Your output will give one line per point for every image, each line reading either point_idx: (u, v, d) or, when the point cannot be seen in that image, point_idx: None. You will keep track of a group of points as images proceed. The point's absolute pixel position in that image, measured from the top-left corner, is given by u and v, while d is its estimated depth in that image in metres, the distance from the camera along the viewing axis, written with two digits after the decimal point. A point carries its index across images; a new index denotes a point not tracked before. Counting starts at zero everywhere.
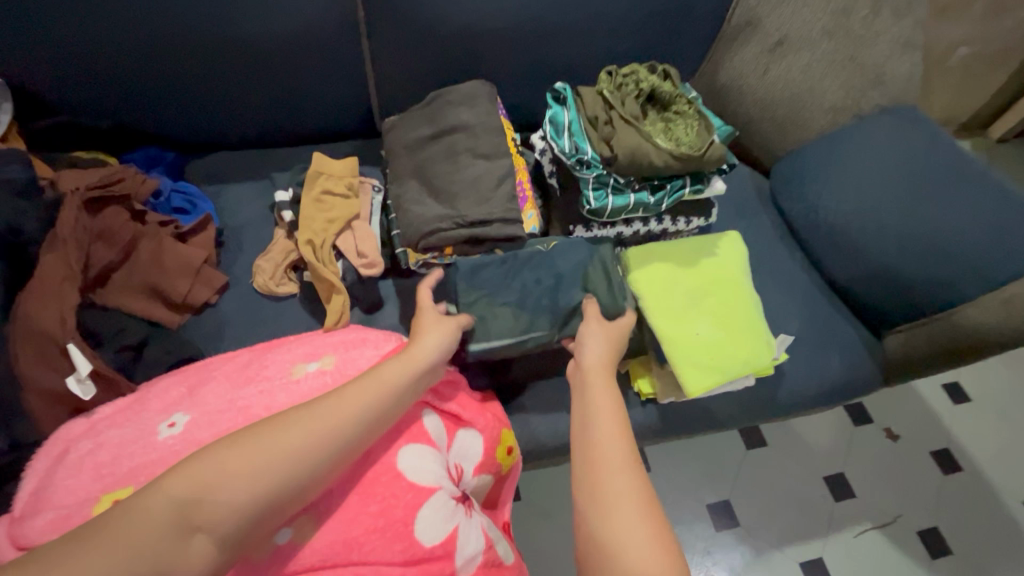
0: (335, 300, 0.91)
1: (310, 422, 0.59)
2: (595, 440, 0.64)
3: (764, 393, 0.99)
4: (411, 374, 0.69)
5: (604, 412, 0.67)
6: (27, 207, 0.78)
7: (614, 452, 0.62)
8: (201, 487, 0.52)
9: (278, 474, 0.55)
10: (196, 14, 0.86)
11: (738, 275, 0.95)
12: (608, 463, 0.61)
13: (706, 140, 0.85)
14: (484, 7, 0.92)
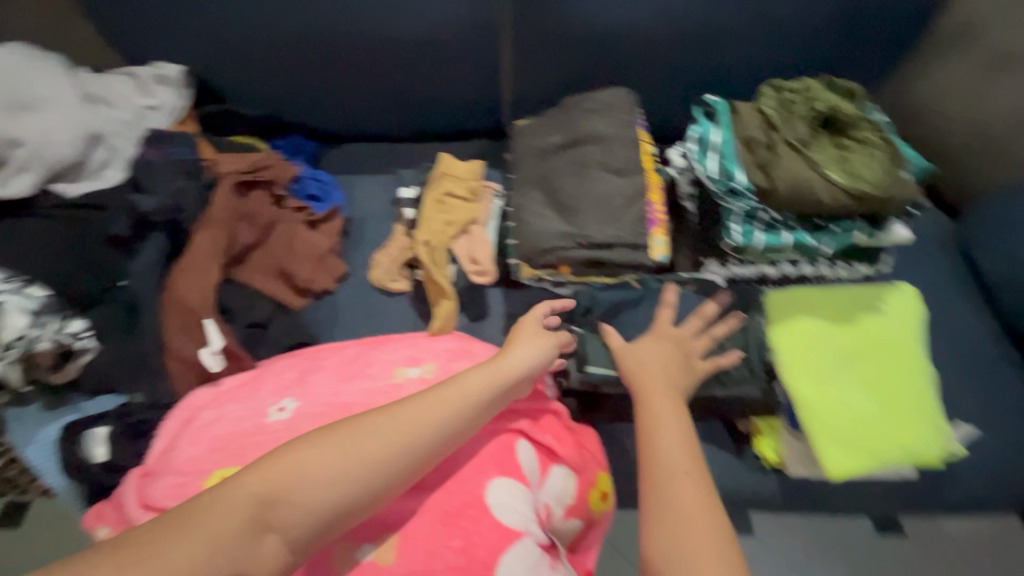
0: (444, 304, 0.90)
1: (392, 427, 0.55)
2: (662, 446, 0.59)
3: (923, 486, 0.81)
4: (495, 387, 0.64)
5: (667, 422, 0.62)
6: (189, 185, 0.85)
7: (689, 485, 0.55)
8: (279, 488, 0.49)
9: (354, 478, 0.52)
10: (350, 14, 0.89)
11: (908, 341, 0.78)
12: (675, 472, 0.56)
13: (894, 177, 0.70)
14: (632, 12, 0.86)
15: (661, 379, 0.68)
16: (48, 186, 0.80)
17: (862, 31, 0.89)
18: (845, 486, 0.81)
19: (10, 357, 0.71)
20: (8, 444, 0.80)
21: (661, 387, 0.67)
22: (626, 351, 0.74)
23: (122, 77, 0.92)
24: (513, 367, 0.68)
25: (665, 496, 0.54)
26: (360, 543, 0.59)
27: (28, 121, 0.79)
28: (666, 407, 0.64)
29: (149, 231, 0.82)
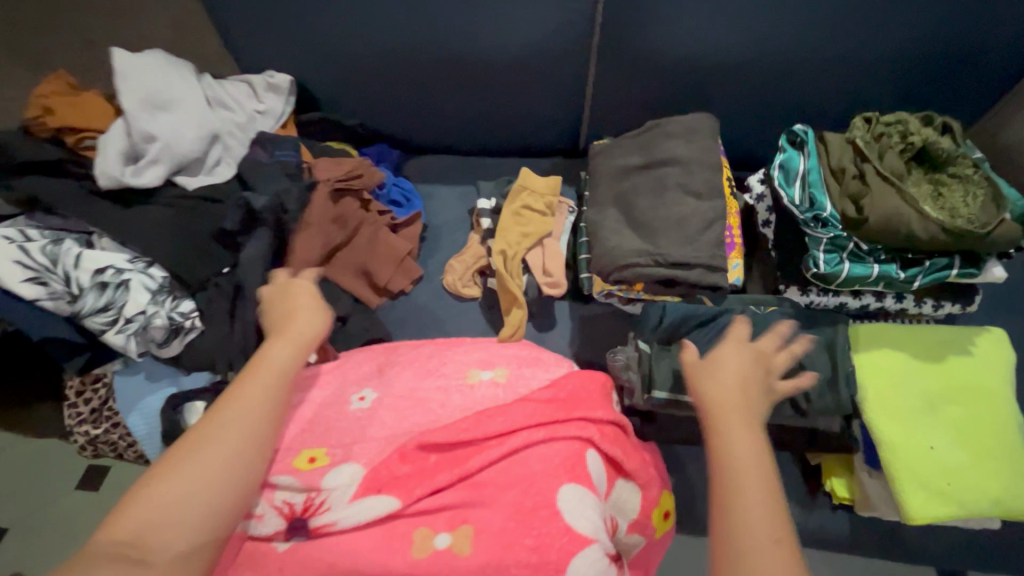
0: (514, 313, 0.93)
1: (229, 430, 0.56)
2: (746, 506, 0.50)
3: (1004, 541, 0.77)
4: (298, 352, 0.65)
5: (750, 471, 0.52)
6: (291, 185, 0.90)
7: (783, 559, 0.47)
8: (133, 532, 0.50)
9: (215, 485, 0.53)
10: (449, 35, 0.94)
11: (1001, 386, 0.75)
12: (762, 542, 0.48)
13: (993, 215, 0.69)
14: (722, 41, 0.89)
15: (744, 404, 0.58)
16: (172, 179, 0.86)
17: (954, 69, 0.89)
18: (922, 532, 0.78)
19: (130, 329, 0.78)
20: (111, 412, 0.86)
21: (747, 419, 0.57)
22: (721, 365, 0.63)
23: (238, 85, 0.99)
24: (314, 326, 0.68)
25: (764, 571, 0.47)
26: (438, 530, 0.62)
27: (161, 120, 0.87)
28: (753, 454, 0.54)
29: (256, 225, 0.88)
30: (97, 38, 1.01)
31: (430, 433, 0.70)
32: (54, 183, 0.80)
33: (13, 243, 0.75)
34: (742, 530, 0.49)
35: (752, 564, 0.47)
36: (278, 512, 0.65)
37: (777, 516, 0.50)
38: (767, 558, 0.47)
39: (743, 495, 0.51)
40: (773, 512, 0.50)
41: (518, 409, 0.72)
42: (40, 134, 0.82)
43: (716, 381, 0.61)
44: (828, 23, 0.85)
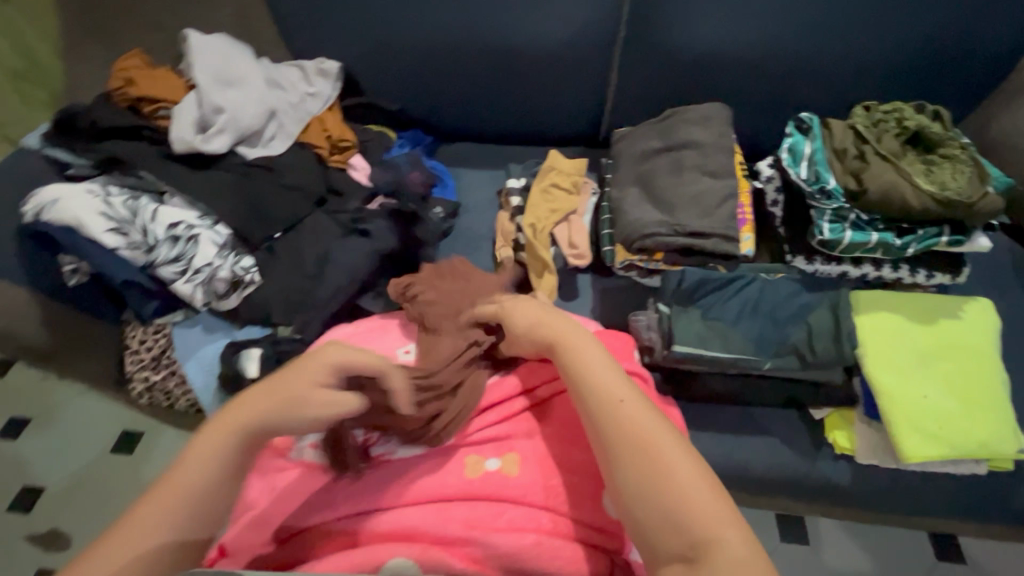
0: (545, 278, 0.99)
1: (141, 531, 0.48)
2: (615, 402, 0.54)
3: (993, 491, 0.84)
4: (235, 451, 0.52)
5: (603, 369, 0.57)
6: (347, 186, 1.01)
7: (655, 435, 0.51)
8: None
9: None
10: (487, 27, 1.03)
11: (985, 346, 0.83)
12: (633, 421, 0.52)
13: (978, 189, 0.78)
14: (734, 39, 0.99)
15: (572, 328, 0.63)
16: (235, 149, 0.95)
17: (943, 69, 0.99)
18: (918, 481, 0.85)
19: (198, 279, 0.85)
20: (170, 359, 0.91)
21: (580, 339, 0.61)
22: (528, 320, 0.67)
23: (292, 69, 1.07)
24: (278, 426, 0.53)
25: (627, 457, 0.50)
26: (487, 456, 0.67)
27: (227, 96, 0.96)
28: (594, 372, 0.57)
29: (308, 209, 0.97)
30: (163, 24, 1.11)
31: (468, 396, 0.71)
32: (135, 147, 0.89)
33: (98, 198, 0.83)
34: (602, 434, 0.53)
35: (615, 455, 0.51)
36: (341, 441, 0.67)
37: (642, 411, 0.53)
38: (634, 449, 0.50)
39: (598, 402, 0.55)
40: (631, 409, 0.53)
41: (543, 367, 0.73)
42: (119, 104, 0.92)
43: (537, 331, 0.65)
44: (830, 23, 0.95)
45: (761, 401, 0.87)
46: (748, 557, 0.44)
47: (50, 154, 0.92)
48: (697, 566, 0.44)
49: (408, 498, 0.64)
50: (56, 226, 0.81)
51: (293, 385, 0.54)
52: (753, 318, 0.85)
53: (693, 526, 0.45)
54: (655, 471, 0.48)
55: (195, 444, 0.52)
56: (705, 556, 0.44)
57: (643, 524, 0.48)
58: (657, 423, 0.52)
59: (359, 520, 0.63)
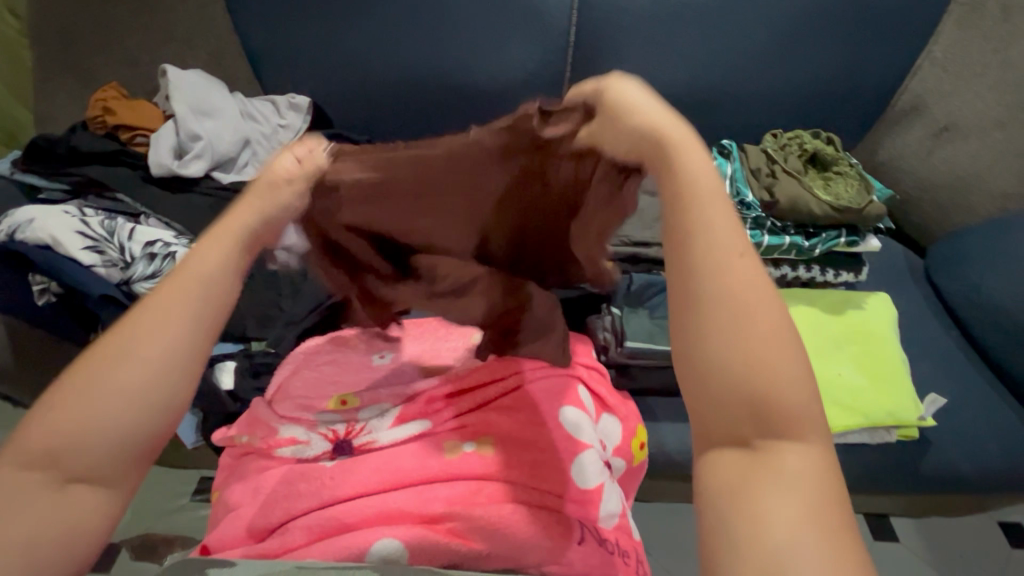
0: None
1: (149, 330, 0.40)
2: (725, 246, 0.39)
3: (906, 457, 0.96)
4: (231, 249, 0.46)
5: (717, 197, 0.41)
6: None
7: (765, 309, 0.37)
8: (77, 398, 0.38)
9: (133, 392, 0.38)
10: (449, 66, 1.14)
11: (886, 331, 0.97)
12: (743, 269, 0.38)
13: (866, 198, 0.94)
14: (666, 77, 1.14)
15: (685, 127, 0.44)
16: (211, 174, 1.01)
17: (838, 104, 1.18)
18: (844, 453, 0.96)
19: None
20: None
21: (688, 158, 0.42)
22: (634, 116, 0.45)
23: (266, 102, 1.13)
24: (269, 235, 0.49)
25: (727, 313, 0.37)
26: (464, 440, 0.71)
27: (204, 125, 1.02)
28: (701, 203, 0.40)
29: None
30: (137, 60, 1.16)
31: (434, 388, 0.78)
32: (115, 172, 0.95)
33: (74, 217, 0.87)
34: (692, 274, 0.38)
35: (713, 307, 0.37)
36: (324, 437, 0.74)
37: (751, 274, 0.38)
38: (730, 306, 0.37)
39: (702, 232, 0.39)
40: (738, 257, 0.38)
41: (504, 364, 0.79)
42: (97, 131, 0.98)
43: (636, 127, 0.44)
44: (742, 67, 1.13)
45: None
46: (823, 472, 0.34)
47: (22, 179, 0.94)
48: (760, 460, 0.34)
49: (388, 484, 0.66)
50: (31, 245, 0.83)
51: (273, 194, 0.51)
52: None
53: (777, 410, 0.35)
54: (740, 322, 0.36)
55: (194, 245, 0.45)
56: (774, 447, 0.35)
57: (708, 389, 0.36)
58: (766, 291, 0.38)
59: (330, 507, 0.63)
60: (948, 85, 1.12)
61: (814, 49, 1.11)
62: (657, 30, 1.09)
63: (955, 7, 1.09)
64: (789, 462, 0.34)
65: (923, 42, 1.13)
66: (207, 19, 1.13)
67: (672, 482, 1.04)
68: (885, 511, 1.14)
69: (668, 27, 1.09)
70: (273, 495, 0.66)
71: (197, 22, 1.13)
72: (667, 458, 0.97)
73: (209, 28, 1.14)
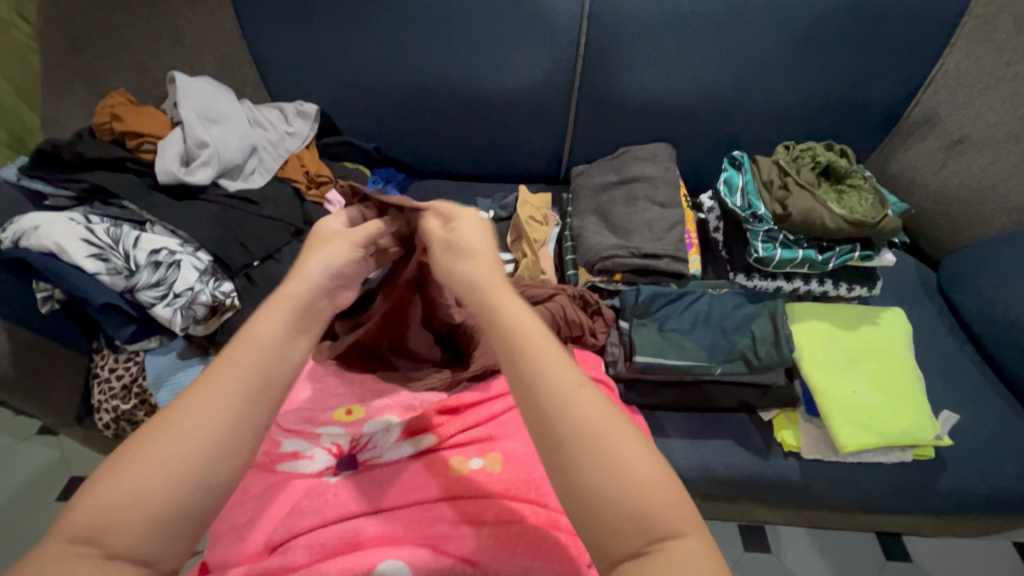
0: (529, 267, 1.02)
1: (198, 408, 0.44)
2: (560, 378, 0.45)
3: (921, 477, 0.94)
4: (290, 324, 0.50)
5: (544, 334, 0.48)
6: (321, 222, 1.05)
7: (611, 428, 0.43)
8: (127, 479, 0.41)
9: (175, 470, 0.42)
10: (457, 74, 1.13)
11: (901, 348, 0.96)
12: (581, 390, 0.44)
13: (880, 212, 0.93)
14: (676, 88, 1.13)
15: (499, 275, 0.53)
16: (217, 181, 1.00)
17: (849, 116, 1.17)
18: (857, 472, 0.94)
19: (178, 302, 0.86)
20: (141, 388, 0.91)
21: (506, 289, 0.52)
22: (470, 251, 0.55)
23: (273, 109, 1.13)
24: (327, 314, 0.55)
25: (583, 440, 0.42)
26: (471, 456, 0.70)
27: (211, 132, 1.01)
28: (531, 339, 0.47)
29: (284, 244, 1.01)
30: (146, 67, 1.16)
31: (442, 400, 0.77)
32: (120, 178, 0.94)
33: (80, 225, 0.86)
34: (545, 416, 0.43)
35: (568, 442, 0.42)
36: (328, 451, 0.72)
37: (591, 399, 0.44)
38: (588, 440, 0.42)
39: (539, 368, 0.45)
40: (577, 385, 0.45)
41: None
42: (105, 138, 0.97)
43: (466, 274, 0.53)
44: (753, 77, 1.12)
45: (716, 405, 0.95)
46: (705, 555, 0.39)
47: (28, 185, 0.95)
48: (653, 560, 0.39)
49: (394, 501, 0.65)
50: (36, 251, 0.82)
51: (333, 254, 0.56)
52: (702, 331, 0.94)
53: (652, 519, 0.40)
54: (606, 453, 0.41)
55: (254, 317, 0.51)
56: (660, 550, 0.39)
57: (594, 518, 0.40)
58: (613, 408, 0.44)
59: (335, 524, 0.62)
60: (963, 97, 1.10)
61: (826, 60, 1.10)
62: (668, 39, 1.09)
63: (970, 17, 1.07)
64: (675, 556, 0.39)
65: (938, 51, 1.11)
66: (215, 25, 1.12)
67: None
68: (897, 531, 1.12)
69: (678, 36, 1.08)
70: (274, 512, 0.65)
71: (206, 28, 1.13)
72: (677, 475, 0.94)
73: (217, 34, 1.13)
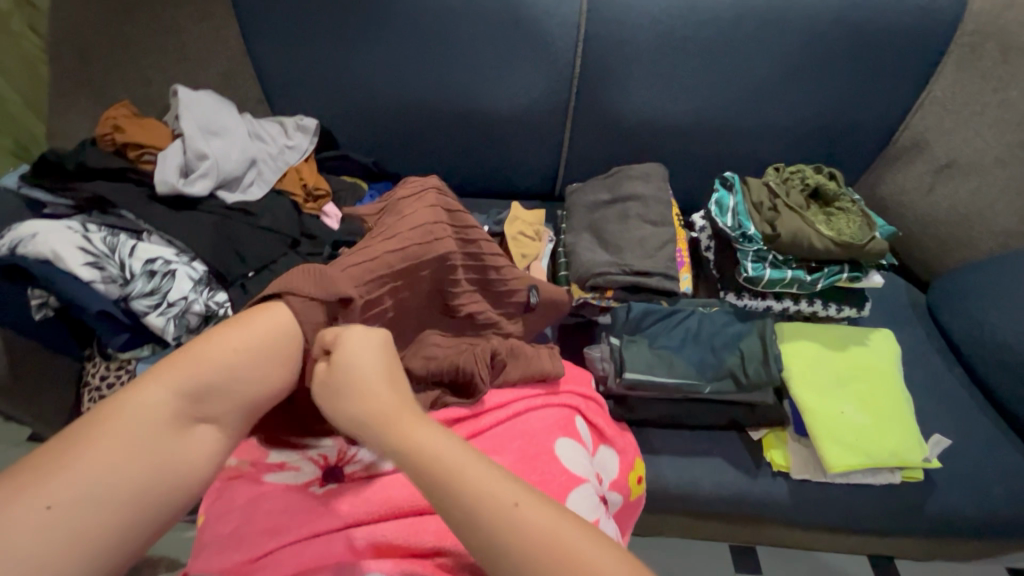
0: None
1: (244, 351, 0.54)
2: (485, 500, 0.46)
3: (910, 499, 0.94)
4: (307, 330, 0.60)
5: (453, 455, 0.49)
6: (318, 236, 1.06)
7: (558, 524, 0.45)
8: (191, 391, 0.50)
9: (138, 469, 0.44)
10: (456, 92, 1.16)
11: (889, 368, 0.97)
12: (505, 504, 0.46)
13: (868, 235, 0.95)
14: (670, 109, 1.15)
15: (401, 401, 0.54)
16: (215, 193, 1.01)
17: (840, 139, 1.19)
18: (847, 493, 0.94)
19: (171, 312, 0.87)
20: None
21: (408, 416, 0.53)
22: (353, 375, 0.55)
23: (274, 123, 1.15)
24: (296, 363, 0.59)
25: (536, 552, 0.44)
26: None
27: (211, 144, 1.03)
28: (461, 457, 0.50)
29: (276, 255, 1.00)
30: (152, 80, 1.18)
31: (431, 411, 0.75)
32: (121, 189, 0.96)
33: (77, 233, 0.87)
34: (486, 537, 0.45)
35: (523, 560, 0.44)
36: (313, 462, 0.71)
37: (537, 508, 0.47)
38: (540, 552, 0.44)
39: (472, 480, 0.48)
40: (509, 504, 0.46)
41: (500, 393, 0.78)
42: (106, 148, 0.99)
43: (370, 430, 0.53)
44: (745, 100, 1.14)
45: (704, 422, 0.96)
46: None
47: (29, 194, 0.96)
48: None
49: (379, 514, 0.65)
50: (33, 259, 0.83)
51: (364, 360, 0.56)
52: (691, 349, 0.94)
53: None
54: (560, 559, 0.44)
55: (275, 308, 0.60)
56: None
57: None
58: (555, 514, 0.46)
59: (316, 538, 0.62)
60: (950, 123, 1.12)
61: (815, 86, 1.12)
62: (663, 62, 1.11)
63: (955, 47, 1.10)
64: None
65: (925, 79, 1.13)
66: (221, 40, 1.15)
67: (667, 519, 1.00)
68: (890, 554, 1.11)
69: (671, 60, 1.11)
70: (251, 527, 0.64)
71: (209, 43, 1.15)
72: (665, 493, 0.94)
73: (221, 50, 1.16)
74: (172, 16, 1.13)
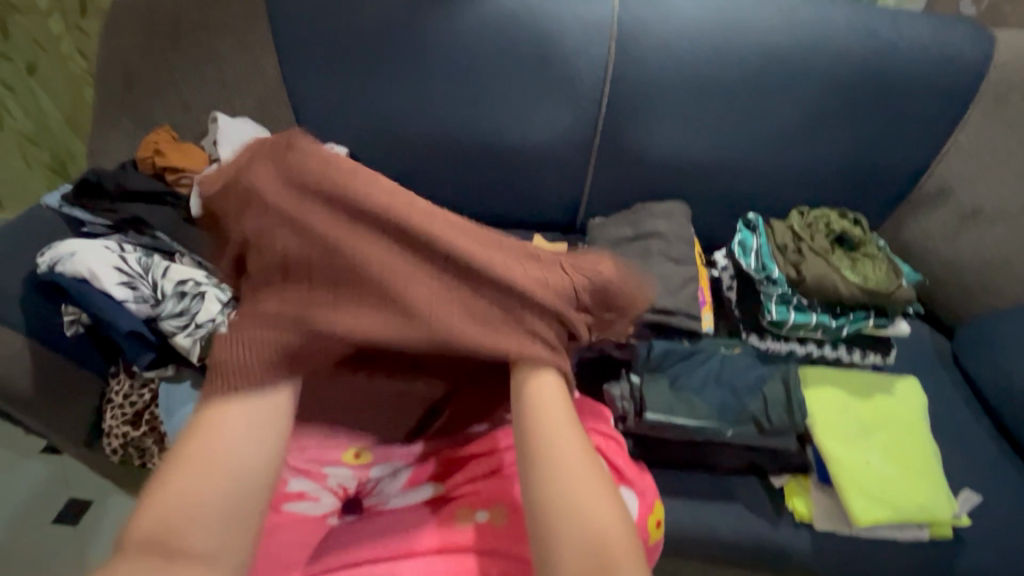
0: None
1: (207, 468, 0.55)
2: (555, 455, 0.59)
3: (939, 556, 0.91)
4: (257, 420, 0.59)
5: (554, 417, 0.62)
6: None
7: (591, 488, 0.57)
8: (166, 527, 0.51)
9: None
10: (483, 126, 1.18)
11: (915, 418, 0.95)
12: (562, 459, 0.59)
13: (894, 282, 0.95)
14: (693, 149, 1.17)
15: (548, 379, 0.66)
16: None
17: (864, 183, 1.19)
18: (872, 548, 0.91)
19: (198, 333, 0.87)
20: (152, 415, 0.92)
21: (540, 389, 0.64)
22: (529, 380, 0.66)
23: None
24: (263, 450, 0.58)
25: (567, 506, 0.55)
26: (476, 508, 0.68)
27: None
28: (554, 412, 0.62)
29: None
30: (190, 105, 1.22)
31: (452, 447, 0.78)
32: (157, 211, 0.98)
33: (114, 253, 0.89)
34: (550, 484, 0.57)
35: (561, 507, 0.55)
36: (333, 493, 0.74)
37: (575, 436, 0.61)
38: (569, 506, 0.55)
39: (552, 443, 0.60)
40: (571, 462, 0.58)
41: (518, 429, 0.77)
42: (145, 171, 1.03)
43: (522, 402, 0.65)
44: (768, 142, 1.15)
45: (724, 466, 0.94)
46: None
47: (69, 213, 0.99)
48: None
49: (396, 551, 0.63)
50: (71, 277, 0.86)
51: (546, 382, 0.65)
52: (712, 391, 0.93)
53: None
54: (573, 510, 0.55)
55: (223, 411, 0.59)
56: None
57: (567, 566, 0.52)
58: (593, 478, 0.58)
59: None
60: (975, 171, 1.13)
61: (840, 130, 1.13)
62: (688, 104, 1.13)
63: (981, 97, 1.11)
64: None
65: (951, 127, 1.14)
66: (259, 70, 1.19)
67: (685, 565, 0.98)
68: None
69: (696, 102, 1.13)
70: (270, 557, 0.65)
71: (248, 71, 1.19)
72: (684, 539, 0.92)
73: (259, 79, 1.19)
74: (214, 46, 1.18)
